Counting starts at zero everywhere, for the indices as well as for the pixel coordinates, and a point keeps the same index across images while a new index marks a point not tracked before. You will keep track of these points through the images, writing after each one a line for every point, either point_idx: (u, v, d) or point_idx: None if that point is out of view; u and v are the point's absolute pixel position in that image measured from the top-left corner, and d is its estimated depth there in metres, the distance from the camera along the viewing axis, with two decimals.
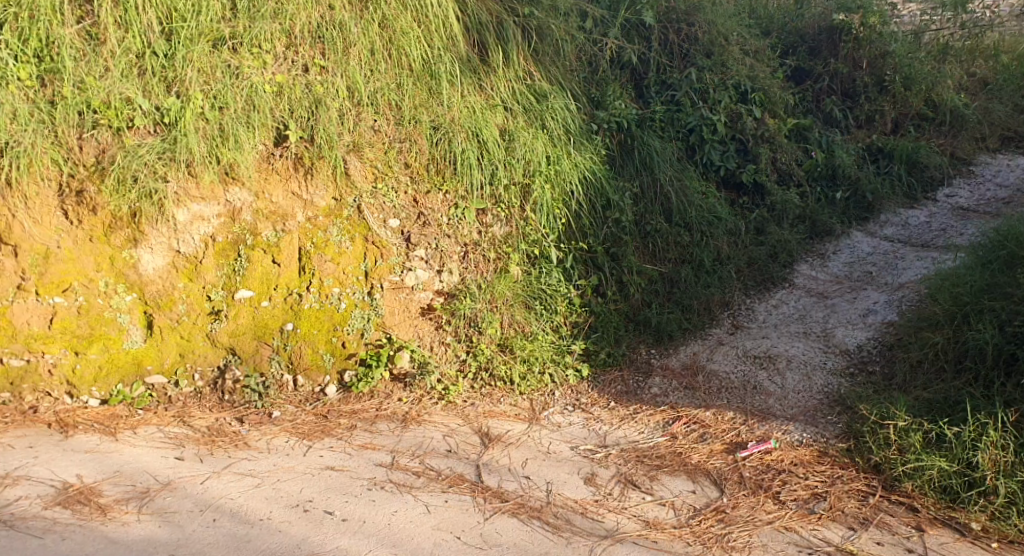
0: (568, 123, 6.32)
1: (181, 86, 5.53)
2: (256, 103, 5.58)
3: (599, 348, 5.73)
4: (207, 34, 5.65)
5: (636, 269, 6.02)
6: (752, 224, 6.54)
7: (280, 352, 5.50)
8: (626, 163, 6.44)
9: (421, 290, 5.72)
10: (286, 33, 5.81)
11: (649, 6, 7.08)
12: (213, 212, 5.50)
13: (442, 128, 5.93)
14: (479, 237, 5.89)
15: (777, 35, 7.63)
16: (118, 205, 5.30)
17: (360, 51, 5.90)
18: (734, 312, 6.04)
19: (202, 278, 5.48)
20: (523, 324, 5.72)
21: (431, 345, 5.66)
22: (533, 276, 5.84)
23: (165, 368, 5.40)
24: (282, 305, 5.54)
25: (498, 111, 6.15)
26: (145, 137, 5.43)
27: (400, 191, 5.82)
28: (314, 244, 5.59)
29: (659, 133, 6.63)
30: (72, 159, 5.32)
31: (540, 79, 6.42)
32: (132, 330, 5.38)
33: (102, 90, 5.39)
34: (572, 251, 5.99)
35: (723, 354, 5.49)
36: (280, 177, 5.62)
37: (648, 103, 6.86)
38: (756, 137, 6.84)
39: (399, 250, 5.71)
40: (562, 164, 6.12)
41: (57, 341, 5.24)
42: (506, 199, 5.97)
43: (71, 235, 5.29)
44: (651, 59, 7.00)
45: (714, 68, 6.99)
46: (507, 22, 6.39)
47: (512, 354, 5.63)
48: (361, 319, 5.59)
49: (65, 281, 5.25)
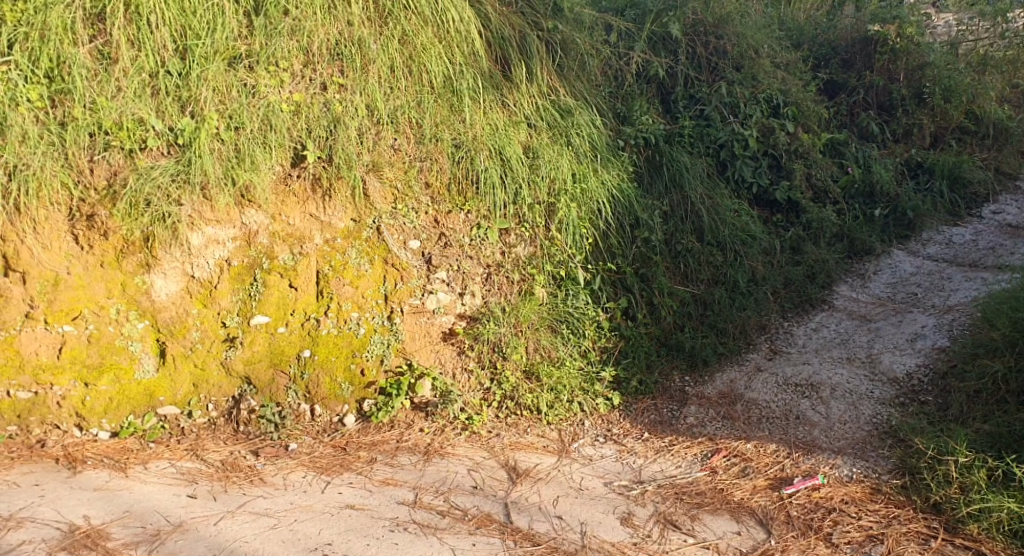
0: (594, 139, 6.09)
1: (195, 106, 5.34)
2: (273, 122, 5.37)
3: (630, 375, 5.48)
4: (223, 52, 5.48)
5: (667, 290, 5.76)
6: (788, 243, 6.27)
7: (297, 381, 5.30)
8: (655, 180, 6.20)
9: (443, 315, 5.48)
10: (303, 50, 5.62)
11: (677, 19, 6.79)
12: (229, 235, 5.31)
13: (464, 146, 5.72)
14: (503, 258, 5.66)
15: (808, 47, 7.33)
16: (130, 229, 5.11)
17: (380, 68, 5.70)
18: (772, 336, 5.77)
19: (217, 303, 5.28)
20: (549, 349, 5.48)
21: (454, 372, 5.42)
22: (559, 298, 5.62)
23: (178, 399, 5.21)
24: (299, 331, 5.34)
25: (522, 128, 5.95)
26: (158, 159, 5.24)
27: (421, 211, 5.60)
28: (332, 267, 5.39)
29: (688, 148, 6.38)
30: (83, 182, 5.14)
31: (565, 94, 6.20)
32: (144, 359, 5.19)
33: (115, 111, 5.22)
34: (600, 272, 5.74)
35: (762, 382, 5.21)
36: (298, 198, 5.42)
37: (676, 118, 6.61)
38: (790, 153, 6.56)
39: (419, 272, 5.49)
40: (589, 182, 5.89)
41: (66, 371, 5.06)
42: (531, 218, 5.74)
43: (81, 260, 5.10)
44: (679, 73, 6.74)
45: (745, 82, 6.72)
46: (531, 37, 6.19)
47: (539, 381, 5.38)
48: (381, 345, 5.37)
49: (75, 309, 5.07)
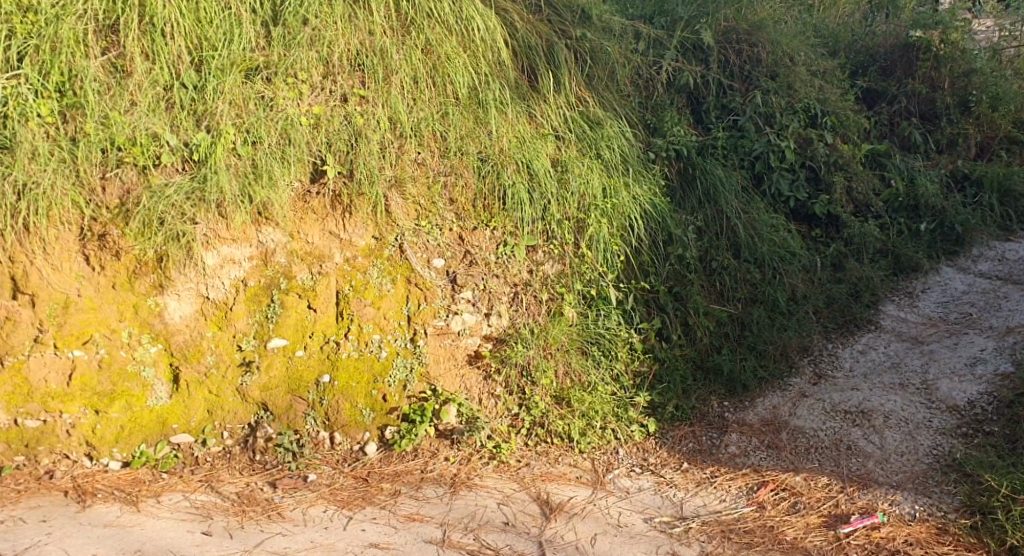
0: (625, 152, 5.84)
1: (211, 120, 5.11)
2: (292, 136, 5.17)
3: (665, 400, 5.20)
4: (239, 64, 5.26)
5: (703, 310, 5.48)
6: (828, 260, 5.99)
7: (316, 407, 5.06)
8: (688, 194, 5.93)
9: (468, 336, 5.23)
10: (323, 61, 5.40)
11: (709, 26, 6.54)
12: (245, 254, 5.07)
13: (491, 160, 5.48)
14: (531, 276, 5.39)
15: (845, 54, 7.06)
16: (143, 249, 4.90)
17: (403, 79, 5.49)
18: (817, 359, 5.47)
19: (233, 326, 5.04)
20: (580, 373, 5.21)
21: (480, 397, 5.17)
22: (590, 318, 5.35)
23: (192, 427, 4.98)
24: (318, 355, 5.10)
25: (550, 140, 5.69)
26: (172, 176, 5.02)
27: (444, 228, 5.36)
28: (353, 287, 5.14)
29: (722, 161, 6.12)
30: (95, 201, 4.91)
31: (594, 105, 5.95)
32: (157, 386, 4.97)
33: (128, 126, 4.98)
34: (632, 291, 5.47)
35: (808, 408, 5.01)
36: (317, 215, 5.19)
37: (708, 130, 6.34)
38: (829, 164, 6.28)
39: (443, 292, 5.24)
40: (620, 196, 5.62)
41: (75, 398, 4.83)
42: (559, 234, 5.47)
43: (93, 282, 4.89)
44: (711, 81, 6.45)
45: (780, 91, 6.42)
46: (559, 45, 5.98)
47: (569, 407, 5.11)
48: (403, 368, 5.12)
49: (86, 333, 4.84)
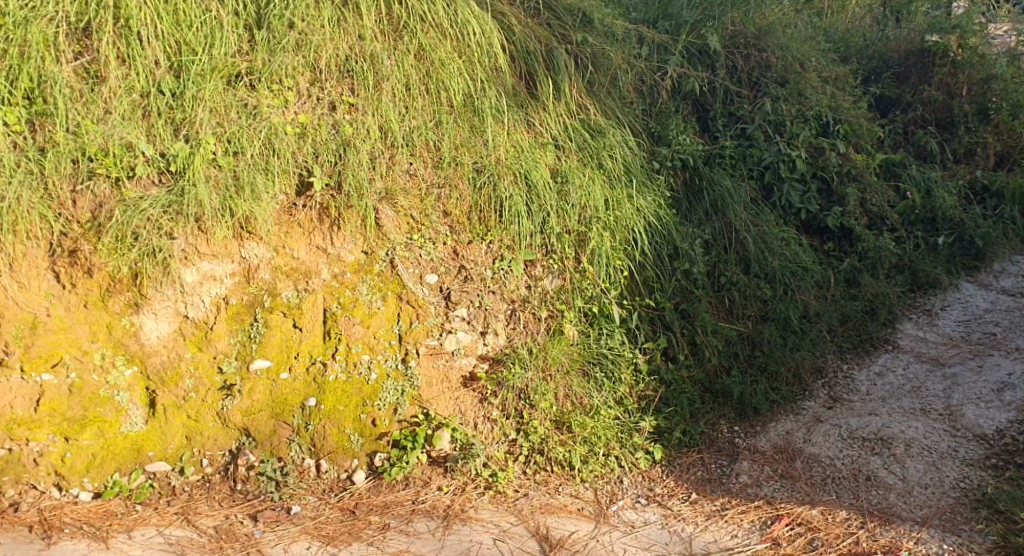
0: (628, 162, 5.56)
1: (190, 129, 4.83)
2: (276, 146, 4.89)
3: (672, 425, 4.90)
4: (221, 69, 4.98)
5: (711, 328, 5.18)
6: (842, 275, 5.71)
7: (301, 433, 4.76)
8: (694, 206, 5.66)
9: (462, 356, 4.94)
10: (309, 67, 5.13)
11: (715, 30, 6.26)
12: (227, 271, 4.79)
13: (486, 170, 5.20)
14: (529, 292, 5.11)
15: (856, 60, 6.74)
16: (116, 266, 4.62)
17: (394, 85, 5.21)
18: (831, 382, 5.19)
19: (213, 347, 4.76)
20: (581, 396, 4.92)
21: (475, 422, 4.86)
22: (592, 337, 5.06)
23: (169, 454, 4.68)
24: (304, 377, 4.80)
25: (549, 149, 5.42)
26: (148, 188, 4.74)
27: (437, 242, 5.07)
28: (341, 304, 4.85)
29: (730, 171, 5.84)
30: (65, 215, 4.63)
31: (596, 113, 5.67)
32: (132, 411, 4.68)
33: (101, 136, 4.71)
34: (636, 308, 5.19)
35: (823, 434, 4.76)
36: (303, 229, 4.90)
37: (715, 138, 6.05)
38: (841, 175, 6.00)
39: (436, 310, 4.95)
40: (623, 209, 5.35)
41: (43, 425, 4.54)
42: (559, 249, 5.20)
43: (63, 301, 4.61)
44: (718, 87, 6.16)
45: (791, 98, 6.13)
46: (559, 50, 5.70)
47: (570, 433, 4.82)
48: (394, 392, 4.82)
49: (55, 355, 4.56)
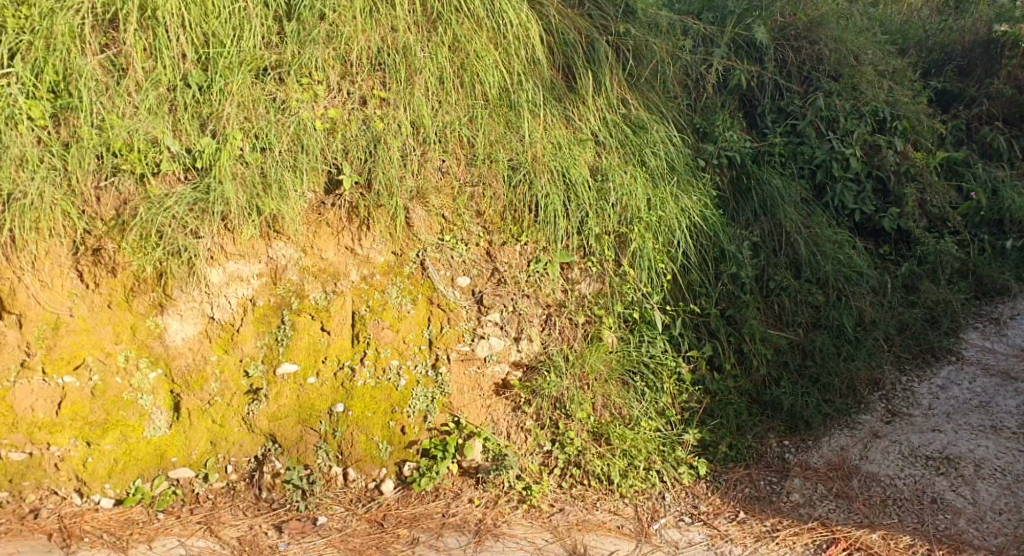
0: (671, 159, 5.30)
1: (217, 124, 4.68)
2: (304, 142, 4.72)
3: (717, 438, 4.65)
4: (249, 62, 4.82)
5: (760, 336, 4.90)
6: (900, 281, 5.39)
7: (328, 440, 4.58)
8: (741, 205, 5.40)
9: (496, 363, 4.76)
10: (340, 60, 4.95)
11: (763, 21, 5.96)
12: (254, 271, 4.63)
13: (523, 168, 4.97)
14: (565, 296, 4.89)
15: (915, 52, 6.43)
16: (141, 265, 4.47)
17: (427, 79, 5.01)
18: (889, 395, 4.91)
19: (239, 349, 4.60)
20: (620, 406, 4.71)
21: (509, 431, 4.67)
22: (631, 344, 4.84)
23: (193, 460, 4.53)
24: (332, 382, 4.63)
25: (588, 146, 5.17)
26: (174, 185, 4.59)
27: (470, 243, 4.86)
28: (370, 307, 4.69)
29: (779, 169, 5.55)
30: (89, 212, 4.49)
31: (637, 107, 5.41)
32: (156, 415, 4.54)
33: (126, 130, 4.56)
34: (680, 314, 4.94)
35: (882, 451, 4.52)
36: (331, 229, 4.73)
37: (763, 135, 5.75)
38: (899, 174, 5.64)
39: (468, 314, 4.77)
40: (666, 209, 5.08)
41: (66, 429, 4.41)
42: (598, 250, 4.95)
43: (87, 300, 4.47)
44: (767, 82, 5.86)
45: (844, 93, 5.80)
46: (600, 42, 5.45)
47: (609, 445, 4.59)
48: (424, 398, 4.65)
49: (78, 357, 4.43)
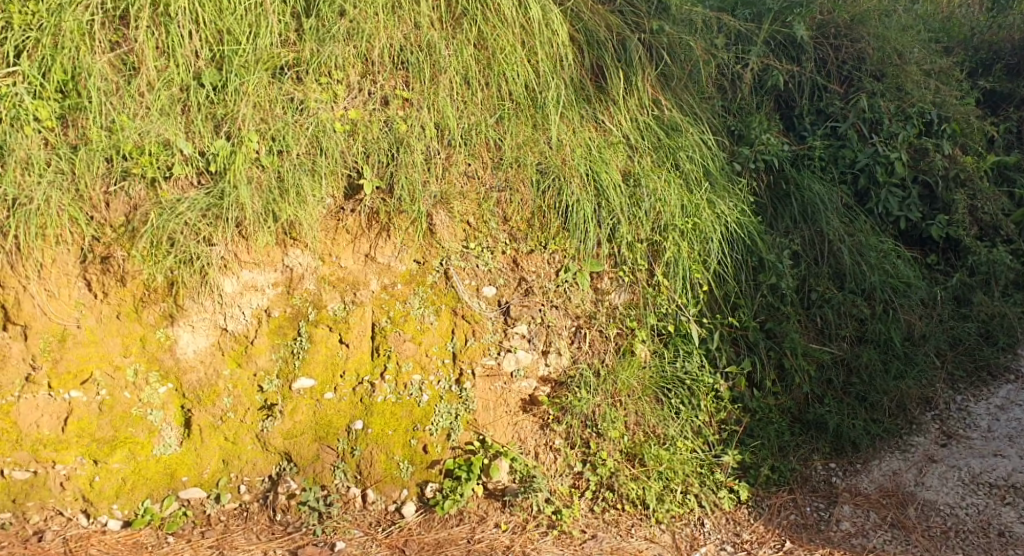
0: (707, 163, 5.03)
1: (231, 125, 4.45)
2: (323, 145, 4.50)
3: (759, 461, 4.43)
4: (265, 61, 4.59)
5: (802, 350, 4.64)
6: (950, 293, 5.14)
7: (347, 459, 4.36)
8: (780, 212, 5.13)
9: (522, 379, 4.51)
10: (361, 58, 4.72)
11: (804, 19, 5.65)
12: (269, 280, 4.40)
13: (552, 172, 4.72)
14: (596, 308, 4.63)
15: (961, 51, 6.10)
16: (152, 274, 4.26)
17: (452, 78, 4.77)
18: (943, 415, 4.72)
19: (253, 363, 4.37)
20: (654, 425, 4.45)
21: (536, 451, 4.42)
22: (665, 358, 4.58)
23: (204, 480, 4.31)
24: (350, 398, 4.41)
25: (620, 149, 4.90)
26: (186, 190, 4.37)
27: (496, 251, 4.63)
28: (391, 318, 4.47)
29: (820, 174, 5.28)
30: (97, 218, 4.27)
31: (671, 108, 5.14)
32: (166, 431, 4.31)
33: (136, 132, 4.34)
34: (717, 327, 4.66)
35: (939, 477, 4.36)
36: (350, 236, 4.51)
37: (801, 137, 5.47)
38: (947, 179, 5.34)
39: (494, 325, 4.52)
40: (703, 215, 4.80)
41: (71, 446, 4.19)
42: (630, 259, 4.68)
43: (95, 311, 4.26)
44: (805, 82, 5.58)
45: (889, 93, 5.51)
46: (632, 39, 5.19)
47: (643, 467, 4.36)
48: (447, 415, 4.41)
49: (86, 371, 4.22)
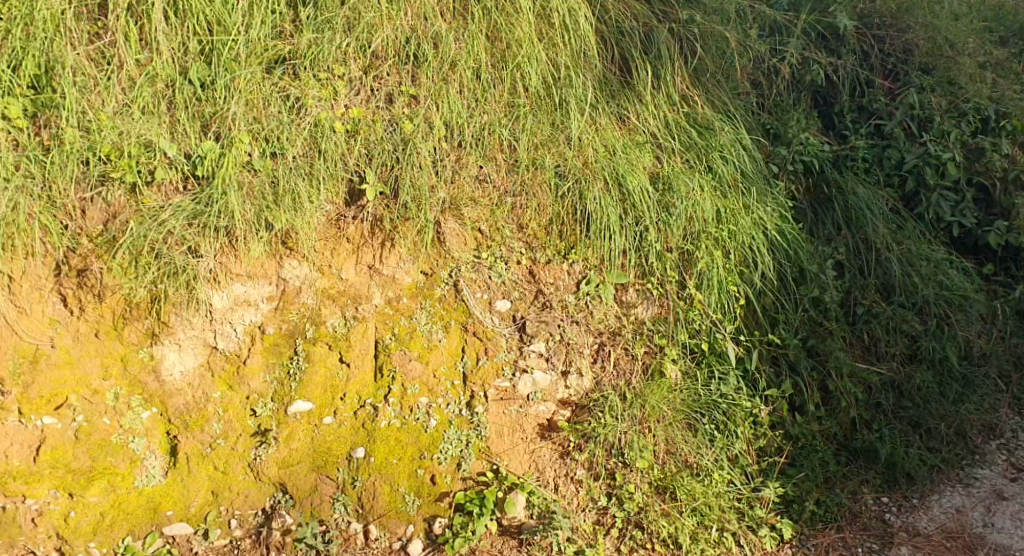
0: (743, 164, 4.58)
1: (221, 125, 4.07)
2: (322, 147, 4.10)
3: (803, 494, 4.01)
4: (259, 55, 4.21)
5: (848, 371, 4.21)
6: (1012, 306, 4.71)
7: (347, 491, 3.95)
8: (822, 217, 4.68)
9: (540, 402, 4.10)
10: (364, 51, 4.32)
11: (845, 7, 5.23)
12: (263, 294, 4.01)
13: (572, 175, 4.30)
14: (620, 323, 4.23)
15: (1017, 40, 5.61)
16: (132, 289, 3.88)
17: (463, 73, 4.36)
18: (1009, 444, 4.34)
19: (246, 385, 3.98)
20: (687, 455, 4.05)
21: (556, 483, 4.01)
22: (697, 380, 4.17)
23: (191, 514, 3.91)
24: (351, 423, 4.00)
25: (647, 150, 4.49)
26: (171, 196, 3.99)
27: (510, 261, 4.22)
28: (396, 335, 4.06)
29: (864, 177, 4.84)
30: (73, 227, 3.90)
31: (703, 105, 4.72)
32: (150, 461, 3.92)
33: (115, 132, 3.96)
34: (756, 345, 4.24)
35: (1012, 518, 3.99)
36: (352, 246, 4.11)
37: (842, 137, 5.03)
38: (1007, 182, 4.84)
39: (509, 343, 4.13)
40: (739, 221, 4.38)
41: (44, 478, 3.81)
42: (659, 270, 4.27)
43: (71, 328, 3.88)
44: (846, 76, 5.13)
45: (939, 88, 5.07)
46: (659, 30, 4.77)
47: (675, 502, 3.95)
48: (457, 442, 4.00)
49: (60, 395, 3.84)
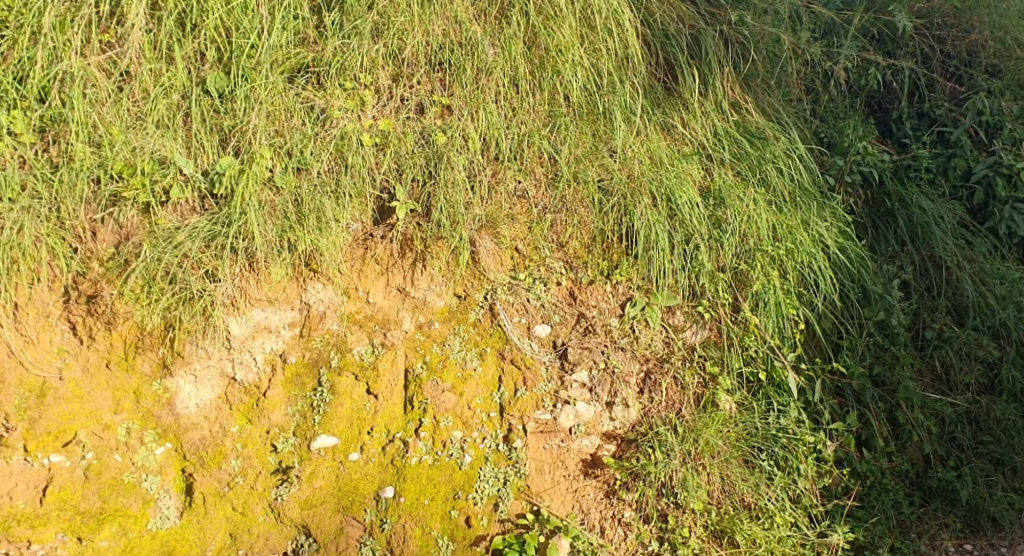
0: (799, 175, 4.24)
1: (241, 139, 3.79)
2: (349, 161, 3.81)
3: (876, 540, 3.72)
4: (281, 63, 3.93)
5: (919, 402, 3.90)
6: None
7: (375, 534, 3.63)
8: (884, 232, 4.32)
9: (583, 436, 3.78)
10: (393, 58, 4.04)
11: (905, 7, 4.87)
12: (284, 320, 3.72)
13: (617, 191, 3.98)
14: (669, 350, 3.89)
15: None
16: (144, 317, 3.60)
17: (499, 81, 4.06)
18: None
19: (266, 418, 3.68)
20: (745, 495, 3.74)
21: (603, 525, 3.70)
22: (755, 413, 3.82)
23: None
24: (378, 459, 3.70)
25: (695, 161, 4.16)
26: (187, 216, 3.72)
27: (550, 282, 3.91)
28: (427, 363, 3.76)
29: (929, 190, 4.48)
30: (83, 250, 3.64)
31: (755, 112, 4.38)
32: (163, 501, 3.63)
33: (129, 148, 3.70)
34: (818, 375, 3.90)
35: None
36: (380, 267, 3.81)
37: (903, 145, 4.67)
38: None
39: (549, 372, 3.81)
40: (797, 237, 4.03)
41: (51, 521, 3.53)
42: (710, 292, 3.93)
43: (80, 359, 3.60)
44: (907, 80, 4.77)
45: (1010, 92, 4.70)
46: (707, 33, 4.45)
47: (735, 549, 3.66)
48: (494, 480, 3.69)
49: (69, 431, 3.57)
